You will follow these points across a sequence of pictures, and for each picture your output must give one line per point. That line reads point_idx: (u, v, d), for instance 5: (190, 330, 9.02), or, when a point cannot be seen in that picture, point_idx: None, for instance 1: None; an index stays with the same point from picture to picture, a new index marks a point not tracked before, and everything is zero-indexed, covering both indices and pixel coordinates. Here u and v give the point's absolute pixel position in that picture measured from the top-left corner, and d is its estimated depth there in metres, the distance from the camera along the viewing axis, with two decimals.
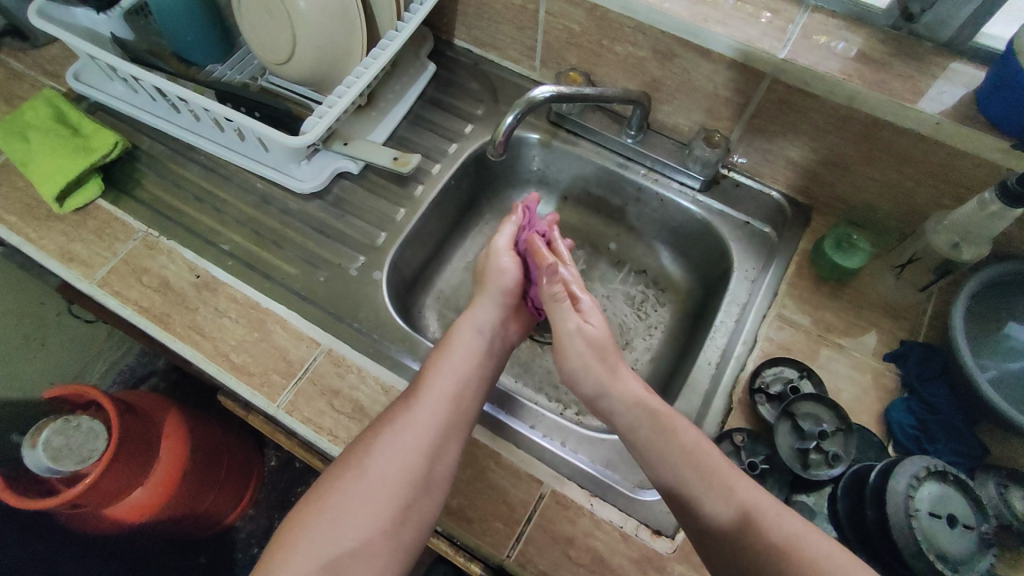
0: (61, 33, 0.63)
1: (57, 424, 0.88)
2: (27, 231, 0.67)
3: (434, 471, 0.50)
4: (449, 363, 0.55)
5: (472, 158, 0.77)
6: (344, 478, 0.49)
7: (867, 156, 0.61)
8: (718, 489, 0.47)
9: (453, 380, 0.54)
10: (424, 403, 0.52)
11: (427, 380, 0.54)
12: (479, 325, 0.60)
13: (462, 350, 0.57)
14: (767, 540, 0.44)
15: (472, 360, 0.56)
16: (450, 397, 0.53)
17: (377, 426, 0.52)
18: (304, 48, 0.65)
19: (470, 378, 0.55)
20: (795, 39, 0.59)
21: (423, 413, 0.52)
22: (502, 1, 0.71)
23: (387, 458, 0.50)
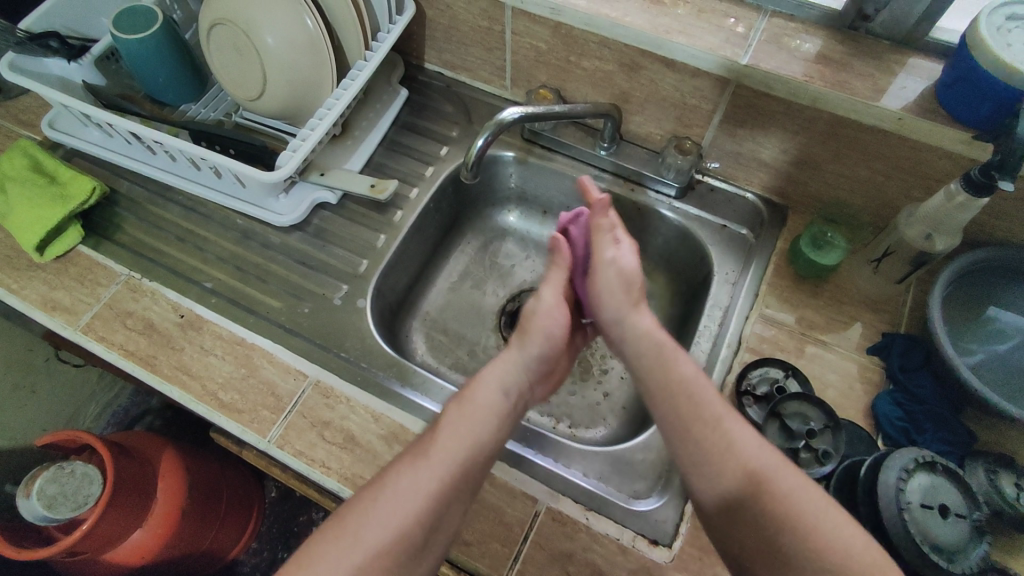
0: (35, 86, 0.63)
1: (50, 472, 0.87)
2: (8, 282, 0.67)
3: (432, 541, 0.48)
4: (461, 425, 0.51)
5: (450, 180, 0.77)
6: (336, 543, 0.46)
7: (836, 154, 0.62)
8: (722, 449, 0.47)
9: (468, 445, 0.51)
10: (429, 469, 0.49)
11: (437, 444, 0.50)
12: (503, 383, 0.55)
13: (480, 411, 0.53)
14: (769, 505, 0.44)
15: (488, 422, 0.52)
16: (459, 466, 0.50)
17: (376, 490, 0.48)
18: (275, 83, 0.66)
19: (481, 442, 0.51)
20: (755, 45, 0.60)
21: (428, 482, 0.48)
22: (469, 24, 0.72)
23: (384, 525, 0.46)
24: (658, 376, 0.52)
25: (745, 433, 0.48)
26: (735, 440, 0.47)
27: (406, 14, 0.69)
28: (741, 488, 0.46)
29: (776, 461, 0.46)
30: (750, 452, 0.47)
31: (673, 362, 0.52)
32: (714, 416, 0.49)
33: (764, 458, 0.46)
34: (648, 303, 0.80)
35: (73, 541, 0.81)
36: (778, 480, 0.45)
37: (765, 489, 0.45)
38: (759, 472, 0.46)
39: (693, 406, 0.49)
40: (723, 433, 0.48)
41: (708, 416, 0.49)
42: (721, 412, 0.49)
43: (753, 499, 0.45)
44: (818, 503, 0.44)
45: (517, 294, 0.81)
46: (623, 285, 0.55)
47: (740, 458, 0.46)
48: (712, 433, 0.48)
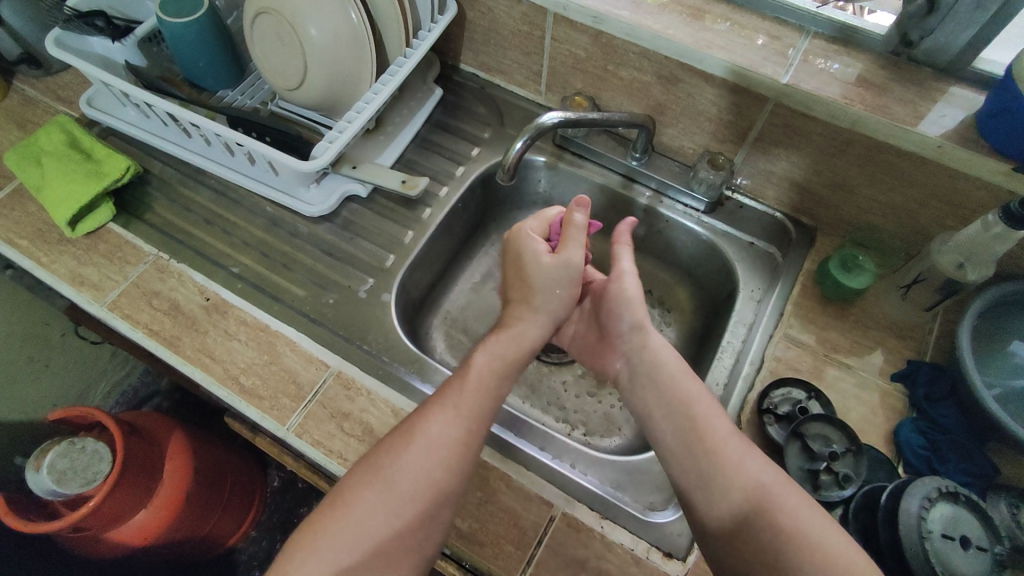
0: (80, 63, 0.64)
1: (61, 446, 0.88)
2: (38, 255, 0.67)
3: (452, 484, 0.50)
4: (472, 374, 0.55)
5: (480, 181, 0.77)
6: (363, 485, 0.50)
7: (871, 178, 0.62)
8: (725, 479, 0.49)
9: (479, 393, 0.54)
10: (447, 417, 0.52)
11: (451, 395, 0.54)
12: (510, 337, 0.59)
13: (492, 359, 0.57)
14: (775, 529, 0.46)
15: (500, 371, 0.56)
16: (473, 411, 0.53)
17: (399, 436, 0.52)
18: (314, 74, 0.66)
19: (489, 388, 0.55)
20: (797, 64, 0.60)
21: (443, 426, 0.52)
22: (509, 27, 0.72)
23: (406, 468, 0.50)
24: (682, 427, 0.53)
25: (763, 474, 0.49)
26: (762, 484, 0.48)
27: (448, 13, 0.70)
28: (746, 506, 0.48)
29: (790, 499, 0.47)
30: (795, 512, 0.46)
31: (706, 427, 0.52)
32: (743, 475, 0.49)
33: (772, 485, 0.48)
34: (668, 315, 0.80)
35: (80, 518, 0.81)
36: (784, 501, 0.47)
37: (773, 514, 0.47)
38: (787, 523, 0.46)
39: (709, 452, 0.51)
40: (720, 462, 0.50)
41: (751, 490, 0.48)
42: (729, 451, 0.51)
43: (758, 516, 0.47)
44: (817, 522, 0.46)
45: None
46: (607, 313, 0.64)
47: (745, 482, 0.49)
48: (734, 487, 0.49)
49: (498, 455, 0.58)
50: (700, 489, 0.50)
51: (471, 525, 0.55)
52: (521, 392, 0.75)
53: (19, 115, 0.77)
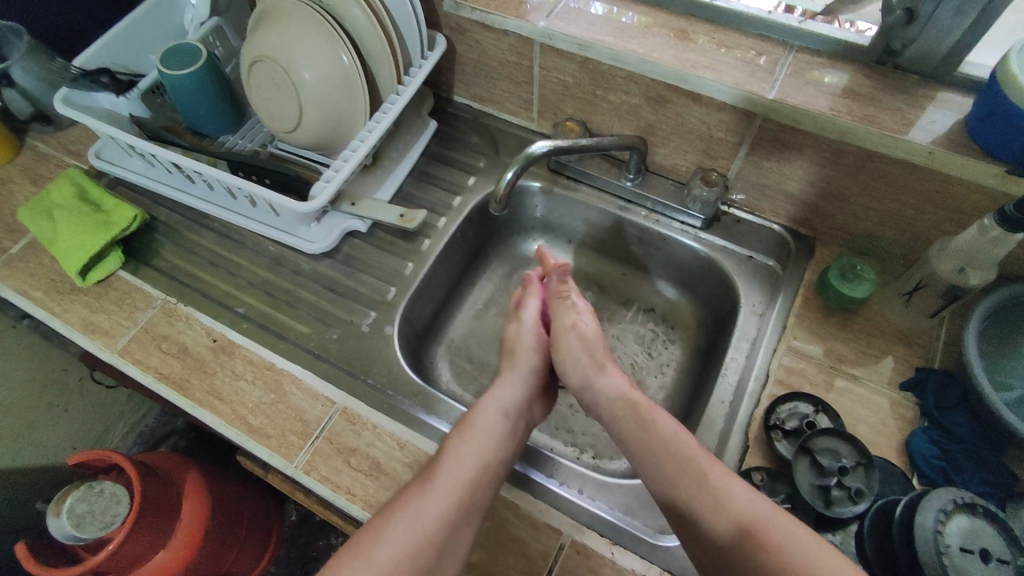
0: (87, 119, 0.67)
1: (80, 491, 0.90)
2: (51, 305, 0.69)
3: (444, 556, 0.49)
4: (467, 445, 0.55)
5: (477, 210, 0.78)
6: (351, 564, 0.48)
7: (865, 187, 0.62)
8: (711, 505, 0.48)
9: (475, 465, 0.53)
10: (437, 490, 0.52)
11: (446, 466, 0.53)
12: (503, 406, 0.59)
13: (483, 432, 0.56)
14: (761, 555, 0.45)
15: (493, 442, 0.56)
16: (468, 485, 0.52)
17: (390, 511, 0.51)
18: (310, 115, 0.68)
19: (484, 463, 0.54)
20: (782, 80, 0.61)
21: (437, 499, 0.51)
22: (499, 59, 0.74)
23: (396, 544, 0.49)
24: (659, 448, 0.53)
25: (756, 506, 0.47)
26: (751, 514, 0.47)
27: (437, 51, 0.73)
28: (737, 534, 0.46)
29: (770, 515, 0.46)
30: (804, 554, 0.44)
31: (687, 446, 0.52)
32: (733, 507, 0.47)
33: (763, 511, 0.47)
34: (672, 334, 0.79)
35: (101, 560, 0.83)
36: (771, 529, 0.46)
37: (763, 539, 0.45)
38: (775, 544, 0.45)
39: (699, 475, 0.50)
40: (712, 482, 0.49)
41: (745, 520, 0.47)
42: (707, 465, 0.50)
43: (745, 545, 0.46)
44: (808, 545, 0.44)
45: None
46: (585, 349, 0.62)
47: (731, 505, 0.48)
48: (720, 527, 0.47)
49: (505, 484, 0.58)
50: (699, 510, 0.48)
51: (481, 557, 0.54)
52: None
53: (32, 170, 0.80)
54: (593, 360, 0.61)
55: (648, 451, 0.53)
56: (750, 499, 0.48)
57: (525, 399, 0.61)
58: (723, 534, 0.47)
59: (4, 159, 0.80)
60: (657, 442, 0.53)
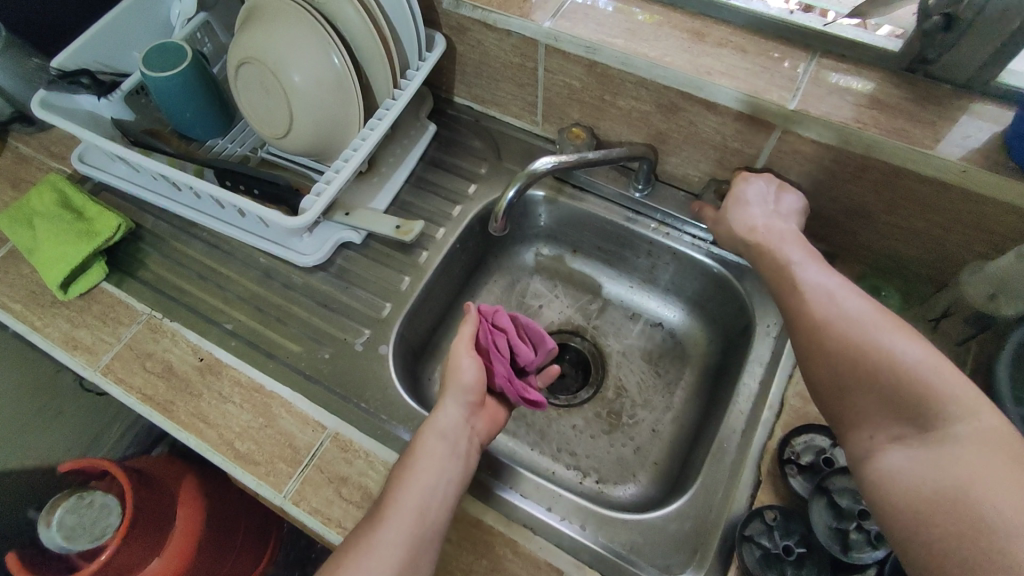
0: (66, 124, 0.63)
1: (71, 502, 0.88)
2: (32, 319, 0.66)
3: None
4: (413, 476, 0.49)
5: (478, 220, 0.75)
6: None
7: (891, 205, 0.58)
8: (823, 298, 0.49)
9: (422, 493, 0.49)
10: (388, 526, 0.47)
11: (395, 499, 0.48)
12: (443, 430, 0.53)
13: (426, 458, 0.51)
14: (863, 360, 0.43)
15: (439, 468, 0.50)
16: (420, 517, 0.48)
17: (337, 560, 0.45)
18: (301, 121, 0.64)
19: (433, 492, 0.49)
20: (804, 88, 0.56)
21: (389, 534, 0.46)
22: (501, 60, 0.69)
23: None
24: (776, 272, 0.54)
25: (867, 316, 0.46)
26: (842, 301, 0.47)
27: (436, 51, 0.68)
28: (825, 320, 0.47)
29: (919, 360, 0.42)
30: (904, 354, 0.42)
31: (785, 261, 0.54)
32: (840, 305, 0.47)
33: (876, 324, 0.45)
34: (681, 351, 0.76)
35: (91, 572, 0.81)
36: (878, 340, 0.44)
37: (871, 349, 0.43)
38: (882, 360, 0.43)
39: (814, 288, 0.50)
40: (819, 286, 0.50)
41: (850, 323, 0.45)
42: (848, 306, 0.47)
43: (841, 340, 0.45)
44: (916, 351, 0.42)
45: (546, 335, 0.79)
46: (768, 202, 0.60)
47: (842, 318, 0.46)
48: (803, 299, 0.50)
49: (503, 518, 0.56)
50: (804, 346, 0.48)
51: None
52: (530, 438, 0.72)
53: (12, 174, 0.77)
54: (771, 202, 0.60)
55: (773, 275, 0.54)
56: (918, 352, 0.42)
57: (466, 422, 0.56)
58: (829, 371, 0.46)
59: None
60: (773, 270, 0.55)
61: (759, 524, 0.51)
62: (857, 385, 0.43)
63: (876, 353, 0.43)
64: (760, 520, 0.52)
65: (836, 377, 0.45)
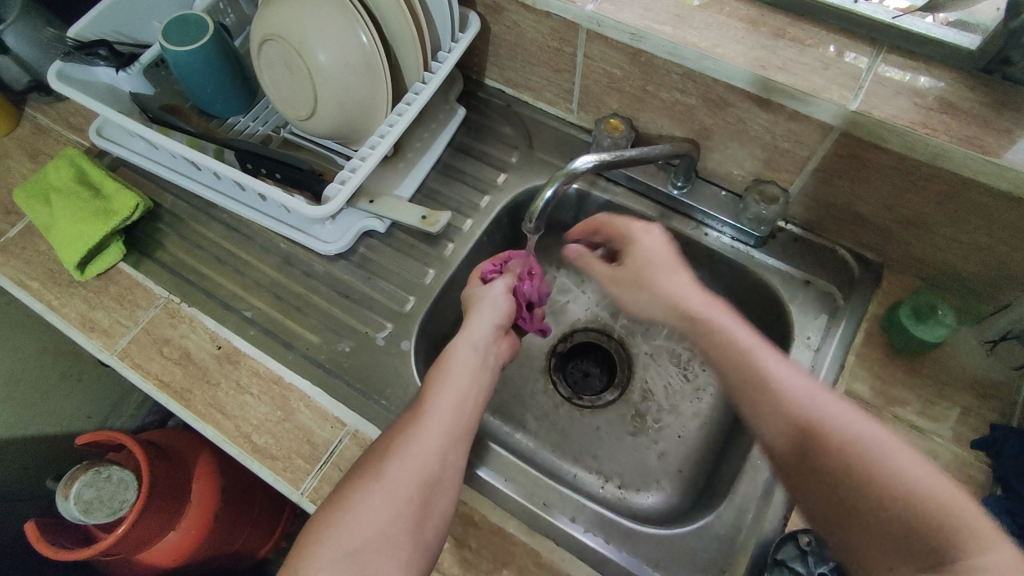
0: (81, 97, 0.61)
1: (87, 476, 0.88)
2: (49, 298, 0.65)
3: (446, 472, 0.48)
4: (451, 375, 0.52)
5: (506, 212, 0.72)
6: (359, 484, 0.47)
7: (952, 217, 0.54)
8: (780, 408, 0.42)
9: (459, 390, 0.51)
10: (432, 414, 0.50)
11: (432, 396, 0.51)
12: (476, 339, 0.56)
13: (462, 361, 0.53)
14: (847, 479, 0.38)
15: (473, 371, 0.53)
16: (455, 412, 0.50)
17: (386, 439, 0.49)
18: (326, 103, 0.61)
19: (471, 388, 0.52)
20: (868, 87, 0.52)
21: (433, 422, 0.49)
22: (538, 43, 0.65)
23: (402, 463, 0.47)
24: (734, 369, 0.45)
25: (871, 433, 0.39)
26: (817, 415, 0.41)
27: (470, 32, 0.64)
28: (802, 438, 0.41)
29: (905, 464, 0.38)
30: (902, 466, 0.37)
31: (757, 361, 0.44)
32: (812, 414, 0.41)
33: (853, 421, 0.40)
34: None
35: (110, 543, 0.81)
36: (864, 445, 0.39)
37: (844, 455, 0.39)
38: (858, 467, 0.38)
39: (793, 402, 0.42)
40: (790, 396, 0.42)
41: (829, 428, 0.40)
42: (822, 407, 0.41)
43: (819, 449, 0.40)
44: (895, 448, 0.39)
45: (570, 334, 0.77)
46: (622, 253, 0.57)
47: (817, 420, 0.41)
48: (785, 408, 0.42)
49: (524, 527, 0.55)
50: (808, 461, 0.40)
51: None
52: (551, 439, 0.70)
53: (30, 145, 0.75)
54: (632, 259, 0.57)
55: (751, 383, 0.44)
56: (900, 455, 0.38)
57: (497, 332, 0.58)
58: (820, 501, 0.40)
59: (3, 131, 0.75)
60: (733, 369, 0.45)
61: (793, 548, 0.49)
62: (844, 513, 0.38)
63: (865, 464, 0.38)
64: (794, 544, 0.49)
65: (835, 508, 0.39)
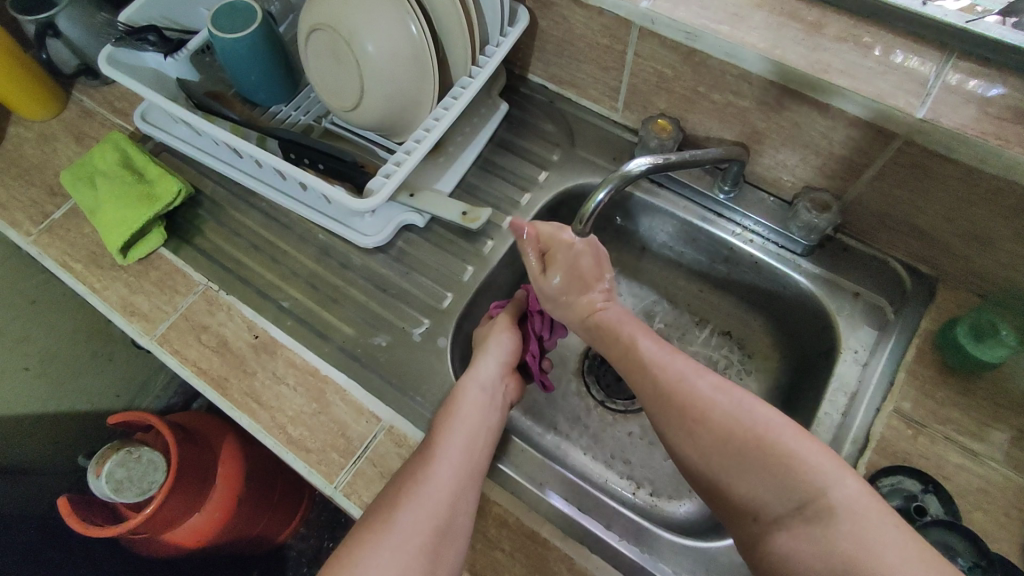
0: (130, 82, 0.61)
1: (119, 456, 0.89)
2: (91, 281, 0.66)
3: (457, 518, 0.48)
4: (459, 419, 0.53)
5: (546, 210, 0.71)
6: (371, 532, 0.46)
7: (1020, 233, 0.52)
8: (692, 416, 0.47)
9: (468, 435, 0.53)
10: (442, 459, 0.50)
11: (441, 437, 0.52)
12: (482, 383, 0.57)
13: (470, 407, 0.55)
14: (745, 467, 0.44)
15: (481, 415, 0.54)
16: (465, 456, 0.51)
17: (396, 485, 0.49)
18: (372, 95, 0.60)
19: (478, 431, 0.53)
20: (936, 94, 0.49)
21: (443, 466, 0.50)
22: (587, 40, 0.64)
23: (415, 509, 0.47)
24: (649, 382, 0.50)
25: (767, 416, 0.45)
26: (725, 413, 0.46)
27: (519, 26, 0.63)
28: (709, 438, 0.46)
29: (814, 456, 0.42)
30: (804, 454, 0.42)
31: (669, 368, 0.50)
32: (720, 414, 0.46)
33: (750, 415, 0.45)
34: (749, 363, 0.72)
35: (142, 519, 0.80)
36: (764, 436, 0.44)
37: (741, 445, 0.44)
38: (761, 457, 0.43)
39: (696, 406, 0.47)
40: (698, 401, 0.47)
41: (734, 426, 0.45)
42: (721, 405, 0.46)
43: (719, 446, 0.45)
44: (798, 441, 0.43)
45: None
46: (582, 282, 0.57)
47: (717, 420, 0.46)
48: (693, 410, 0.47)
49: (558, 531, 0.54)
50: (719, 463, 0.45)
51: None
52: (583, 442, 0.69)
53: (76, 128, 0.75)
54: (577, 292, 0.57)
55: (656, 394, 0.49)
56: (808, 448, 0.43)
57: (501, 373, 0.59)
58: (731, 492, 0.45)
59: (50, 113, 0.76)
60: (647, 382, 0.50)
61: None
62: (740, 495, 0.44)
63: (758, 449, 0.44)
64: None
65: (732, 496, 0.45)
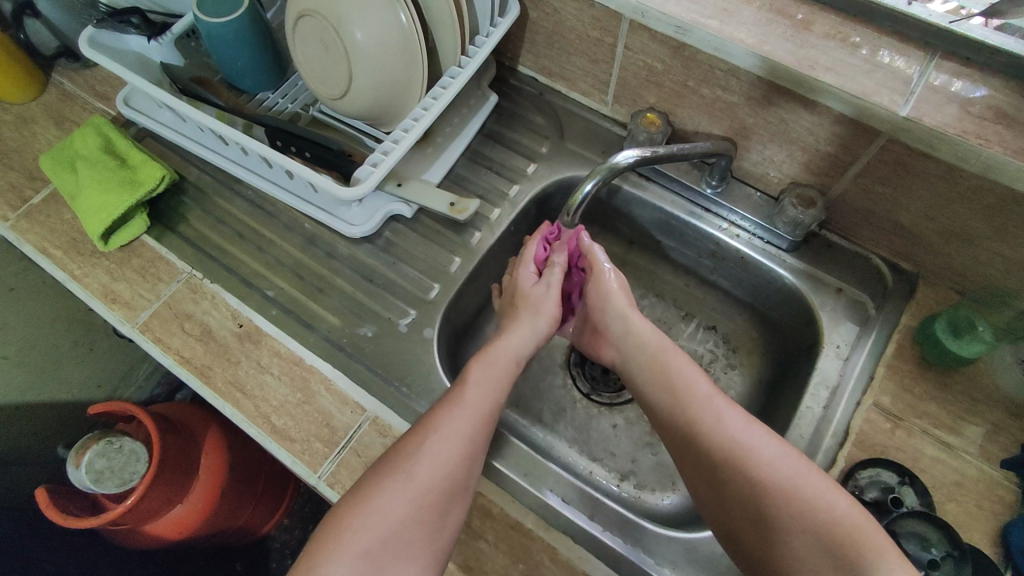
0: (111, 64, 0.60)
1: (99, 446, 0.87)
2: (71, 267, 0.65)
3: (468, 478, 0.49)
4: (484, 376, 0.53)
5: (534, 202, 0.71)
6: (388, 478, 0.47)
7: (999, 231, 0.52)
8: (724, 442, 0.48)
9: (490, 393, 0.53)
10: (462, 414, 0.51)
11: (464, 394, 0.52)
12: (513, 342, 0.57)
13: (496, 365, 0.55)
14: (768, 502, 0.45)
15: (505, 373, 0.55)
16: (483, 416, 0.51)
17: (416, 435, 0.50)
18: (359, 82, 0.60)
19: (501, 390, 0.53)
20: (919, 93, 0.50)
21: (462, 422, 0.50)
22: (577, 32, 0.64)
23: (432, 460, 0.48)
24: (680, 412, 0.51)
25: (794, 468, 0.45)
26: (756, 452, 0.47)
27: (509, 16, 0.63)
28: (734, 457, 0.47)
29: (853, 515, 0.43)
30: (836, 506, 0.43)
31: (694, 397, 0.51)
32: (750, 452, 0.47)
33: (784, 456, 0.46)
34: (734, 357, 0.72)
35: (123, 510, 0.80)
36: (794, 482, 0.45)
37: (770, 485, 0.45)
38: (783, 499, 0.44)
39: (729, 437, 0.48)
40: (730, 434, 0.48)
41: (767, 465, 0.46)
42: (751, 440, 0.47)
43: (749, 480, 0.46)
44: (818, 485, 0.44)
45: None
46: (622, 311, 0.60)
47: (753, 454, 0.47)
48: (717, 439, 0.48)
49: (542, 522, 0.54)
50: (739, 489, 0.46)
51: None
52: (568, 435, 0.69)
53: (56, 111, 0.74)
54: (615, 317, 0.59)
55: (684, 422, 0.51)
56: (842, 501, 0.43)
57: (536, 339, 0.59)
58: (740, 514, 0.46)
59: (28, 96, 0.74)
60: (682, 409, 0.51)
61: None
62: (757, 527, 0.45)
63: (788, 493, 0.44)
64: None
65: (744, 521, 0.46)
